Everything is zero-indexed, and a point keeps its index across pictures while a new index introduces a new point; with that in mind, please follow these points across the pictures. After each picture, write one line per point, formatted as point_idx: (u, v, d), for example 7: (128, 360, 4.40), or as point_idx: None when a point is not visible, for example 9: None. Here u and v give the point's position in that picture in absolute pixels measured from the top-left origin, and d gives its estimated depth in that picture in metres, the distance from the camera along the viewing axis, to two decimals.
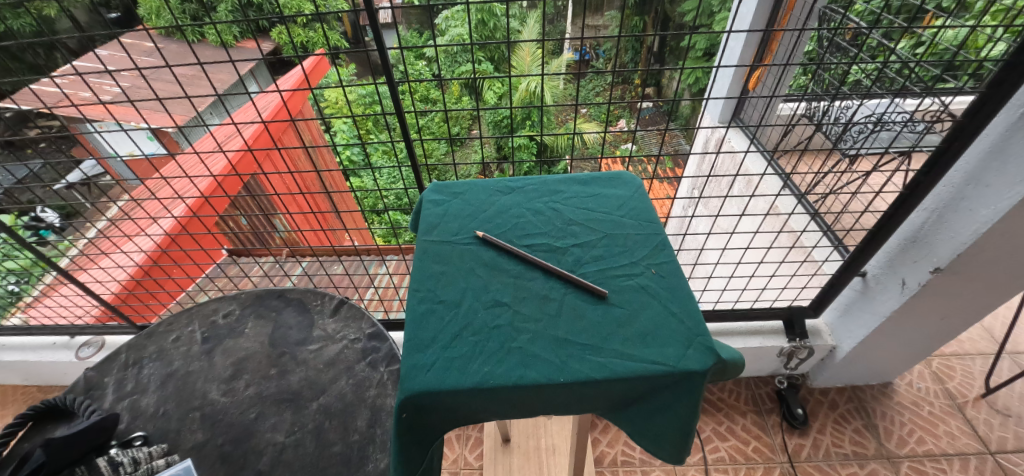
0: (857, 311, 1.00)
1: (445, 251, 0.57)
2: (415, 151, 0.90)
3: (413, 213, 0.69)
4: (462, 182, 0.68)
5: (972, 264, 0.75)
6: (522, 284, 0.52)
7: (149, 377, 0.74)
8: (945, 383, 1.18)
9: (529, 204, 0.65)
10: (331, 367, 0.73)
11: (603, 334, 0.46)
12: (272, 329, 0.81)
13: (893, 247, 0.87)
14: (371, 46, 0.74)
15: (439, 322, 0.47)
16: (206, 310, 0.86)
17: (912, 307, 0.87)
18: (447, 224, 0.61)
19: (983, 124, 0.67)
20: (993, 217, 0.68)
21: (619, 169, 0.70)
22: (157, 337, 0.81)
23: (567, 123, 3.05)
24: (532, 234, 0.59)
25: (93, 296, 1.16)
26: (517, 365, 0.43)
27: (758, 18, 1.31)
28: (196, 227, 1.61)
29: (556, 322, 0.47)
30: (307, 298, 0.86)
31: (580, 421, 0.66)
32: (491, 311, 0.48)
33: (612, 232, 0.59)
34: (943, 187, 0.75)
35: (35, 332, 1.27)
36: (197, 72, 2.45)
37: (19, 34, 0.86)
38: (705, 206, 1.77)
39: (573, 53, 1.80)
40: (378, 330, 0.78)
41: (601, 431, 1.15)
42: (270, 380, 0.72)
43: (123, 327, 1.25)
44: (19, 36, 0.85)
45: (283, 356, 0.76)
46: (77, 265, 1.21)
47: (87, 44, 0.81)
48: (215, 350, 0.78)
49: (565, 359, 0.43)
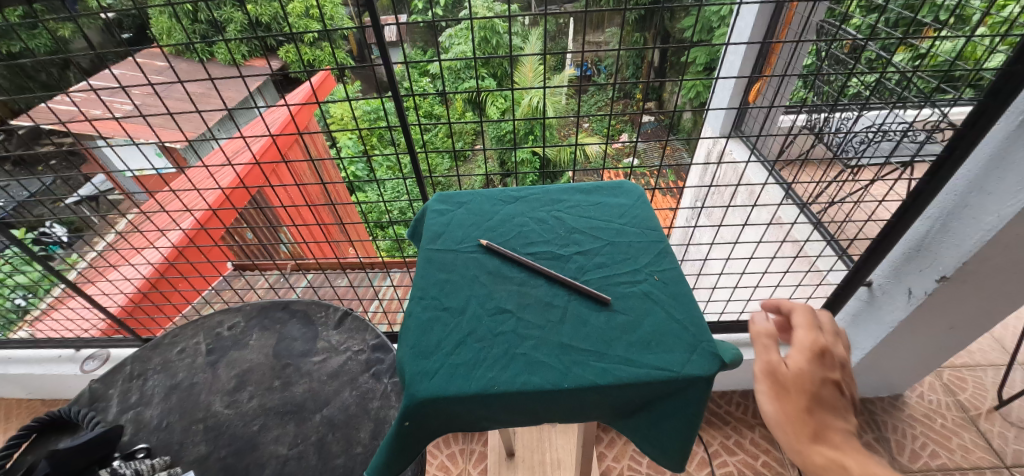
0: (864, 321, 0.99)
1: (449, 260, 0.57)
2: (420, 164, 0.91)
3: (417, 222, 0.70)
4: (466, 192, 0.69)
5: (979, 272, 0.75)
6: (525, 291, 0.52)
7: (153, 389, 0.74)
8: (956, 395, 1.16)
9: (532, 213, 0.65)
10: (335, 379, 0.73)
11: (606, 340, 0.46)
12: (277, 341, 0.81)
13: (898, 256, 0.87)
14: (377, 62, 0.75)
15: (443, 329, 0.47)
16: (211, 322, 0.86)
17: (919, 317, 0.86)
18: (451, 233, 0.62)
19: (982, 133, 0.67)
20: (997, 225, 0.68)
21: (621, 178, 0.71)
22: (162, 349, 0.82)
23: (569, 137, 3.10)
24: (535, 242, 0.60)
25: (100, 309, 1.16)
26: (521, 371, 0.43)
27: (756, 33, 1.34)
28: (202, 240, 1.63)
29: (561, 329, 0.47)
30: (312, 310, 0.87)
31: (585, 432, 0.66)
32: (495, 318, 0.49)
33: (615, 239, 0.60)
34: (946, 196, 0.75)
35: (41, 345, 1.28)
36: (207, 89, 2.50)
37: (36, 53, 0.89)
38: (708, 217, 1.78)
39: (575, 69, 1.84)
40: (382, 341, 0.78)
41: (607, 445, 1.13)
42: (274, 392, 0.72)
43: (128, 340, 1.25)
44: (35, 55, 0.88)
45: (288, 367, 0.76)
46: (85, 279, 1.21)
47: (100, 63, 0.84)
48: (220, 361, 0.79)
49: (569, 366, 0.43)
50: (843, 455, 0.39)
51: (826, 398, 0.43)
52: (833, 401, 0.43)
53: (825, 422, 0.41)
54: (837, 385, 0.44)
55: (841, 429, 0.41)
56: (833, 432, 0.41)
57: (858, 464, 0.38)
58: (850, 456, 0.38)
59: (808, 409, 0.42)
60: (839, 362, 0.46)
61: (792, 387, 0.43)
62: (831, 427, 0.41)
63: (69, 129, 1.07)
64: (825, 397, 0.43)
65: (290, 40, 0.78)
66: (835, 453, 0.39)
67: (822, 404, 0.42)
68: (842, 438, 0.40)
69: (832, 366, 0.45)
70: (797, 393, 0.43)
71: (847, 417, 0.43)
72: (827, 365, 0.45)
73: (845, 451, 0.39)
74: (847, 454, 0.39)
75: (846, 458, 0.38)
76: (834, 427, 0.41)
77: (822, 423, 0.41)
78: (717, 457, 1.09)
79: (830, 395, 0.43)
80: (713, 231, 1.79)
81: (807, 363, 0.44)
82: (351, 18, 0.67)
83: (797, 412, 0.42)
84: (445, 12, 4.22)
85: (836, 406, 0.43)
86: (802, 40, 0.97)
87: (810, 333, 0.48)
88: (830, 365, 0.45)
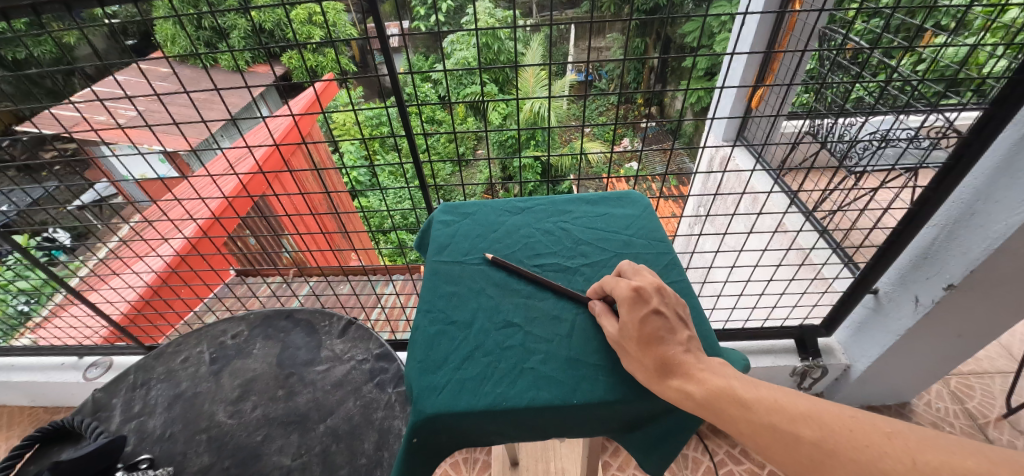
0: (870, 329, 0.98)
1: (456, 272, 0.57)
2: (423, 172, 0.91)
3: (422, 233, 0.70)
4: (471, 203, 0.69)
5: (987, 280, 0.74)
6: (532, 304, 0.52)
7: (156, 398, 0.74)
8: (964, 403, 1.15)
9: (539, 224, 0.65)
10: (338, 388, 0.73)
11: (615, 355, 0.45)
12: (280, 350, 0.81)
13: (905, 264, 0.86)
14: (381, 70, 0.75)
15: (451, 343, 0.47)
16: (215, 331, 0.86)
17: (926, 325, 0.86)
18: (457, 245, 0.61)
19: (988, 141, 0.67)
20: (1006, 232, 0.67)
21: (627, 189, 0.71)
22: (166, 358, 0.82)
23: (571, 143, 3.11)
24: (541, 254, 0.60)
25: (103, 317, 1.15)
26: (530, 386, 0.42)
27: (758, 40, 1.34)
28: (205, 247, 1.63)
29: (569, 342, 0.47)
30: (315, 319, 0.86)
31: (591, 444, 0.65)
32: (503, 332, 0.48)
33: (621, 251, 0.60)
34: (953, 204, 0.75)
35: (44, 352, 1.28)
36: (210, 96, 2.52)
37: (42, 61, 0.90)
38: (711, 224, 1.78)
39: (577, 75, 1.84)
40: (385, 350, 0.78)
41: (612, 455, 1.12)
42: (277, 402, 0.72)
43: (131, 348, 1.25)
44: (41, 64, 0.89)
45: (291, 377, 0.76)
46: (88, 285, 1.20)
47: (106, 71, 0.84)
48: (223, 371, 0.78)
49: (578, 381, 0.43)
50: (689, 382, 0.38)
51: (652, 334, 0.41)
52: (659, 333, 0.41)
53: (664, 355, 0.40)
54: (659, 313, 0.42)
55: (679, 356, 0.40)
56: (674, 361, 0.39)
57: (701, 386, 0.37)
58: (696, 379, 0.38)
59: (639, 352, 0.41)
60: (657, 289, 0.44)
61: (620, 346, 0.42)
62: (671, 358, 0.40)
63: (72, 135, 1.07)
64: (652, 332, 0.41)
65: (293, 47, 0.78)
66: (680, 379, 0.38)
67: (654, 340, 0.41)
68: (684, 363, 0.39)
69: (649, 300, 0.43)
70: (626, 346, 0.42)
71: (683, 334, 0.42)
72: (643, 302, 0.43)
73: (688, 375, 0.38)
74: (691, 374, 0.38)
75: (691, 386, 0.37)
76: (672, 357, 0.40)
77: (659, 362, 0.40)
78: (722, 466, 1.08)
79: (655, 328, 0.41)
80: (716, 237, 1.78)
81: (623, 315, 0.43)
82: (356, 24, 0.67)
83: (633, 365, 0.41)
84: (447, 18, 4.25)
85: (665, 335, 0.41)
86: (805, 47, 0.97)
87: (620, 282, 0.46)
88: (645, 301, 0.43)
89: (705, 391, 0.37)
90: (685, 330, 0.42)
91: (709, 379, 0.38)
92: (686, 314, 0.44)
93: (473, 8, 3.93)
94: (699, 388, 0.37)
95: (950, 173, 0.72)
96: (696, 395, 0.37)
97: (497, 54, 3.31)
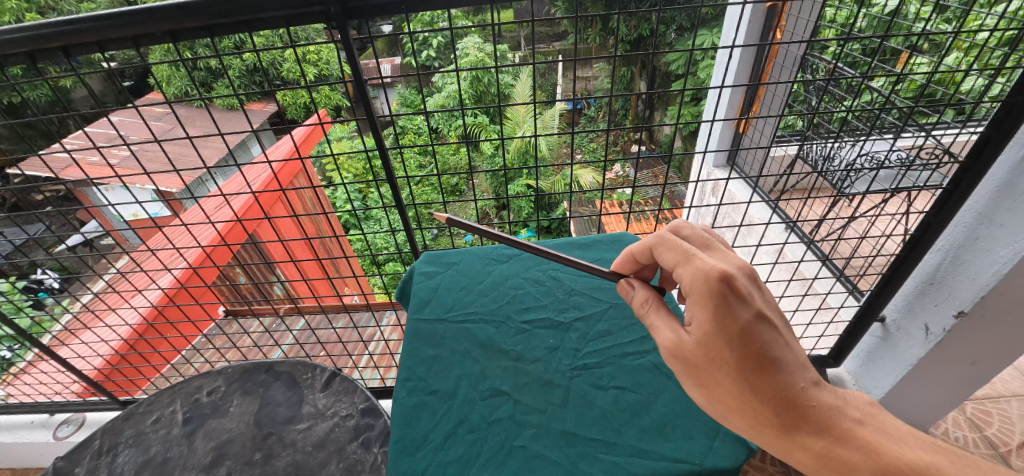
0: (881, 359, 0.93)
1: (438, 331, 0.53)
2: (411, 216, 0.85)
3: (401, 289, 0.65)
4: (455, 251, 0.67)
5: (1001, 308, 0.71)
6: (522, 368, 0.49)
7: (123, 466, 0.69)
8: (984, 430, 1.08)
9: (527, 273, 0.63)
10: (320, 449, 0.67)
11: (616, 427, 0.42)
12: (259, 407, 0.75)
13: (912, 292, 0.83)
14: (361, 115, 0.65)
15: (431, 417, 0.43)
16: (189, 387, 0.80)
17: (939, 357, 0.81)
18: (439, 300, 0.58)
19: (988, 164, 0.66)
20: (1013, 257, 0.65)
21: (619, 231, 0.69)
22: (135, 419, 0.75)
23: (563, 170, 3.16)
24: (531, 308, 0.57)
25: (74, 372, 1.07)
26: (521, 469, 0.38)
27: (742, 71, 1.38)
28: (182, 296, 1.57)
29: (563, 413, 0.43)
30: (297, 371, 0.81)
31: None
32: (490, 402, 0.44)
33: (616, 301, 0.57)
34: (956, 228, 0.73)
35: (12, 410, 1.20)
36: None
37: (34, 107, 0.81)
38: None
39: None
40: (372, 404, 0.73)
41: None
42: (254, 467, 0.66)
43: (105, 403, 1.17)
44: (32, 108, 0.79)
45: (270, 437, 0.70)
46: (59, 340, 1.11)
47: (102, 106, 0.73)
48: (196, 432, 0.72)
49: (575, 460, 0.39)
50: (848, 447, 0.34)
51: (759, 353, 0.36)
52: (771, 349, 0.36)
53: (784, 391, 0.35)
54: (759, 317, 0.37)
55: (805, 392, 0.36)
56: (802, 391, 0.36)
57: (871, 458, 0.33)
58: (863, 448, 0.34)
59: (742, 378, 0.36)
60: (751, 282, 0.39)
61: (703, 361, 0.37)
62: (795, 391, 0.36)
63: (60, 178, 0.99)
64: (757, 349, 0.36)
65: (282, 88, 0.65)
66: (829, 440, 0.35)
67: (761, 362, 0.36)
68: (818, 398, 0.36)
69: (747, 300, 0.37)
70: (715, 364, 0.37)
71: (789, 346, 0.37)
72: (740, 304, 0.37)
73: (852, 441, 0.34)
74: (850, 438, 0.34)
75: (852, 455, 0.34)
76: (797, 395, 0.36)
77: (778, 398, 0.35)
78: None
79: (758, 340, 0.36)
80: None
81: (715, 321, 0.36)
82: (342, 62, 0.59)
83: (730, 394, 0.36)
84: (437, 53, 4.40)
85: (773, 350, 0.36)
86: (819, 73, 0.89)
87: (699, 267, 0.39)
88: (742, 300, 0.37)
89: (876, 466, 0.33)
90: (790, 340, 0.38)
91: (883, 452, 0.33)
92: (778, 313, 0.40)
93: (462, 43, 4.08)
94: (867, 461, 0.33)
95: (952, 199, 0.70)
96: (863, 468, 0.33)
97: (487, 87, 3.41)
